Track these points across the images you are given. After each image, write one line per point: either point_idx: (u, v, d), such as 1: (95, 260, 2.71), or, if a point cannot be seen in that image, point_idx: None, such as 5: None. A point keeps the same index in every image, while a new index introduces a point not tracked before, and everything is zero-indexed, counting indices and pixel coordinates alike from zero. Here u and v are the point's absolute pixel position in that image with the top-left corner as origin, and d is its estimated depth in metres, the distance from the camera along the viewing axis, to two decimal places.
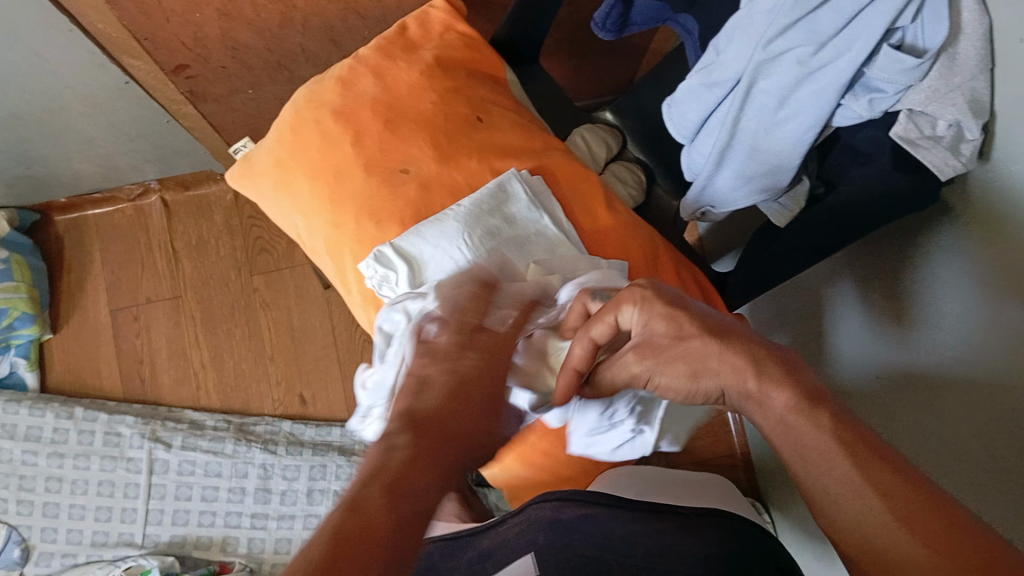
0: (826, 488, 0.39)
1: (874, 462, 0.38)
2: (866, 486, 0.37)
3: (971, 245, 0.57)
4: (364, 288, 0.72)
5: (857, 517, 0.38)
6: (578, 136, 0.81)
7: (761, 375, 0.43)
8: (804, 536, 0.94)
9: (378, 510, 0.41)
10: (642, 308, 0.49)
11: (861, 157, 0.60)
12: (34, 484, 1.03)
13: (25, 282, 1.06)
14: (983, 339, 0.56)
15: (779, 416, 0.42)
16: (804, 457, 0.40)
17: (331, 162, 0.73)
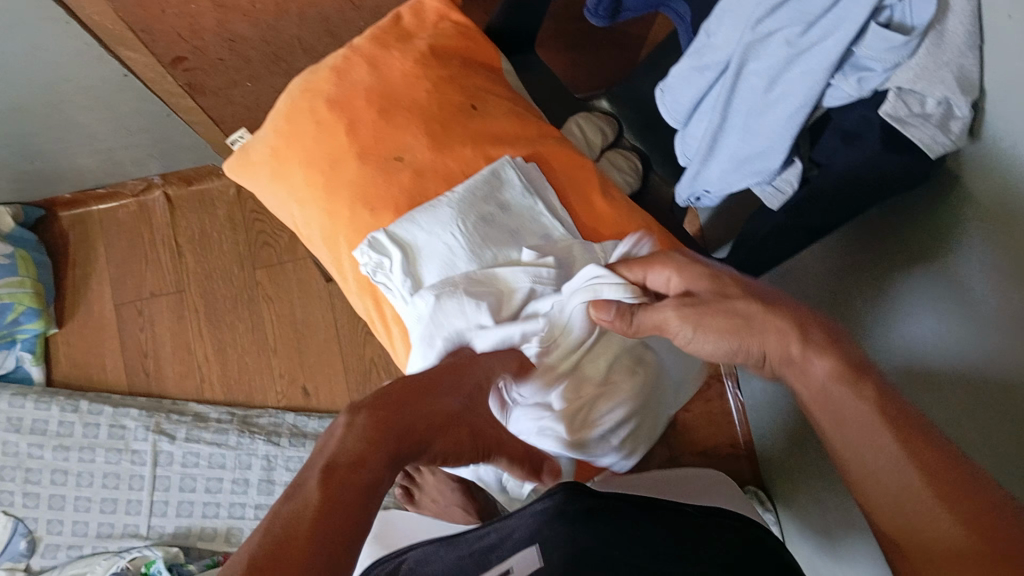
0: (858, 448, 0.40)
1: (922, 453, 0.38)
2: (905, 458, 0.38)
3: (978, 234, 0.56)
4: (359, 275, 0.73)
5: (885, 480, 0.38)
6: (573, 124, 0.81)
7: (805, 339, 0.45)
8: (807, 526, 0.94)
9: (316, 495, 0.38)
10: (675, 272, 0.56)
11: (851, 137, 0.59)
12: (40, 477, 1.04)
13: (31, 277, 1.07)
14: (982, 335, 0.55)
15: (820, 388, 0.43)
16: (845, 428, 0.41)
17: (325, 151, 0.73)
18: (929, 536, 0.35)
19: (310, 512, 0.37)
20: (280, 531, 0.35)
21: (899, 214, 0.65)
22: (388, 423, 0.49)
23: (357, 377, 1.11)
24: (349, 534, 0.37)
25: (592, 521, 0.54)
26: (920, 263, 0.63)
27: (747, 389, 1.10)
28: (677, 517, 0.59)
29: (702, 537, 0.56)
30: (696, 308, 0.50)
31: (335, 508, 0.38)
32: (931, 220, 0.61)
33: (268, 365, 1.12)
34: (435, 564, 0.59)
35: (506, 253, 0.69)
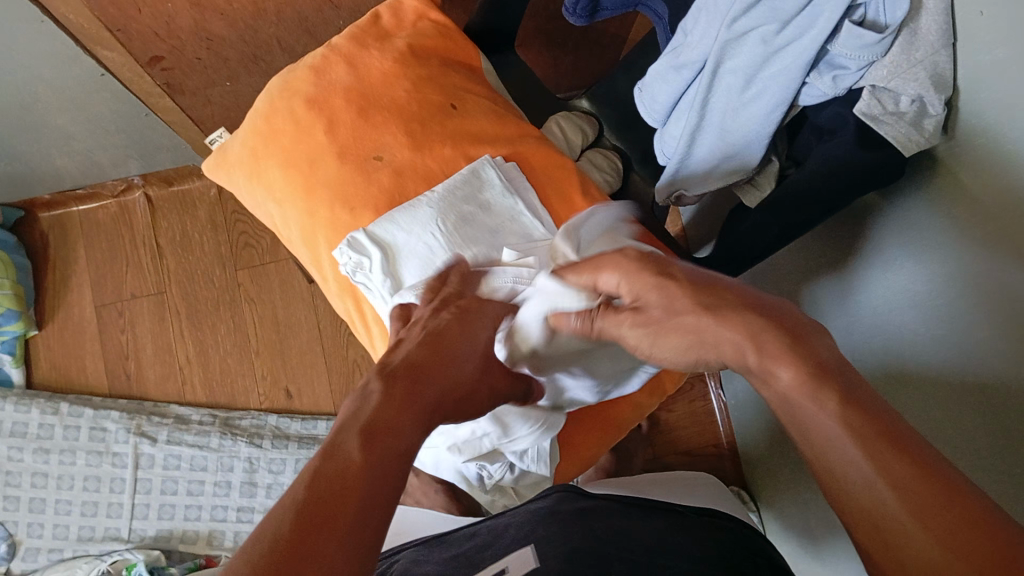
0: (825, 458, 0.35)
1: (889, 452, 0.33)
2: (872, 470, 0.33)
3: (955, 233, 0.56)
4: (338, 276, 0.72)
5: (856, 485, 0.33)
6: (554, 123, 0.81)
7: (764, 353, 0.40)
8: (791, 525, 0.94)
9: (356, 457, 0.39)
10: (621, 274, 0.50)
11: (827, 134, 0.60)
12: (20, 480, 1.04)
13: (10, 279, 1.06)
14: (961, 335, 0.55)
15: (784, 393, 0.38)
16: (807, 433, 0.36)
17: (304, 150, 0.73)
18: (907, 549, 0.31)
19: (337, 479, 0.37)
20: (313, 498, 0.36)
21: (878, 214, 0.65)
22: (416, 381, 0.48)
23: (340, 378, 1.11)
24: (380, 513, 0.37)
25: (579, 521, 0.57)
26: (899, 262, 0.63)
27: (730, 388, 1.11)
28: (668, 516, 0.61)
29: (693, 529, 0.58)
30: (643, 316, 0.48)
31: (369, 480, 0.38)
32: (909, 219, 0.61)
33: (250, 367, 1.11)
34: (430, 558, 0.62)
35: (486, 252, 0.69)
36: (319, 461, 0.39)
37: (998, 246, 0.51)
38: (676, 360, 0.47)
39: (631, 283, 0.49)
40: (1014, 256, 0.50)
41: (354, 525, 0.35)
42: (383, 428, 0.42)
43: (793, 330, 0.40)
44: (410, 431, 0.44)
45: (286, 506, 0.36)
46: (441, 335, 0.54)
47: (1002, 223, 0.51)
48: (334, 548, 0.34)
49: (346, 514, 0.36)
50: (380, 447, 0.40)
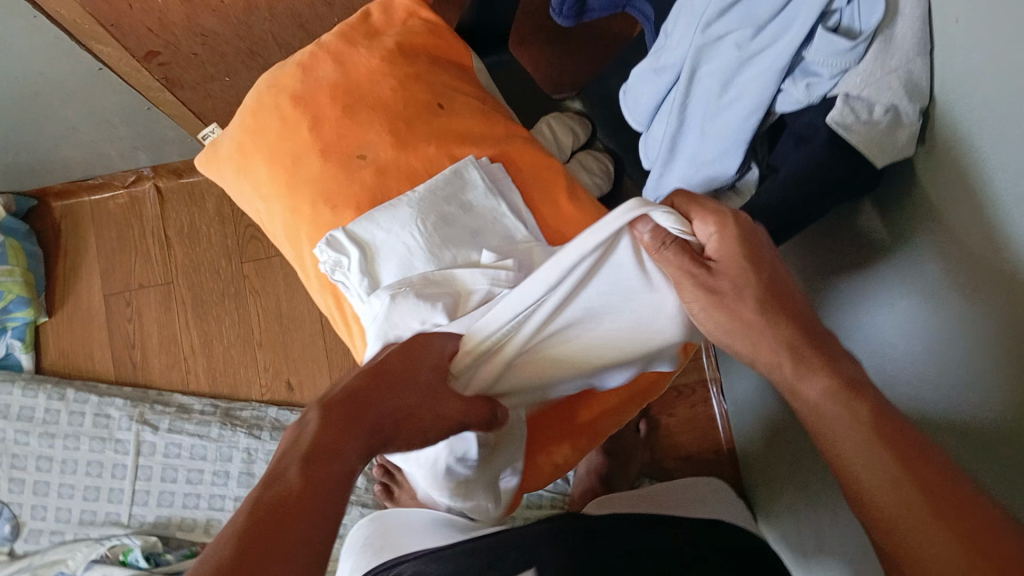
0: (851, 461, 0.41)
1: (903, 452, 0.40)
2: (901, 475, 0.39)
3: (927, 270, 0.54)
4: (319, 274, 0.73)
5: (882, 492, 0.39)
6: (545, 125, 0.81)
7: (800, 363, 0.46)
8: (786, 537, 0.92)
9: (297, 481, 0.42)
10: (721, 233, 0.51)
11: (802, 142, 0.58)
12: (25, 463, 1.06)
13: (21, 266, 1.08)
14: (941, 378, 0.52)
15: (815, 402, 0.45)
16: (847, 450, 0.42)
17: (289, 147, 0.73)
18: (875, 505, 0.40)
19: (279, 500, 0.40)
20: (257, 523, 0.38)
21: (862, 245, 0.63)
22: (359, 408, 0.49)
23: (341, 372, 1.11)
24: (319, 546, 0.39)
25: (591, 538, 0.55)
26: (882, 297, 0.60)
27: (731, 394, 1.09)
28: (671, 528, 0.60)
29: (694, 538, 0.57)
30: (713, 286, 0.51)
31: (308, 515, 0.40)
32: (887, 256, 0.59)
33: (253, 358, 1.13)
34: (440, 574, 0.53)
35: (465, 254, 0.69)
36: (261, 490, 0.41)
37: (965, 286, 0.49)
38: (715, 336, 0.52)
39: (727, 249, 0.51)
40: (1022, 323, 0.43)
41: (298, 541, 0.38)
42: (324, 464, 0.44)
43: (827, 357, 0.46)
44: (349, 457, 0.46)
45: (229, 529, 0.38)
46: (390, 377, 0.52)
47: (996, 269, 0.46)
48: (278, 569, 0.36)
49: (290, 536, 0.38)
50: (321, 478, 0.43)
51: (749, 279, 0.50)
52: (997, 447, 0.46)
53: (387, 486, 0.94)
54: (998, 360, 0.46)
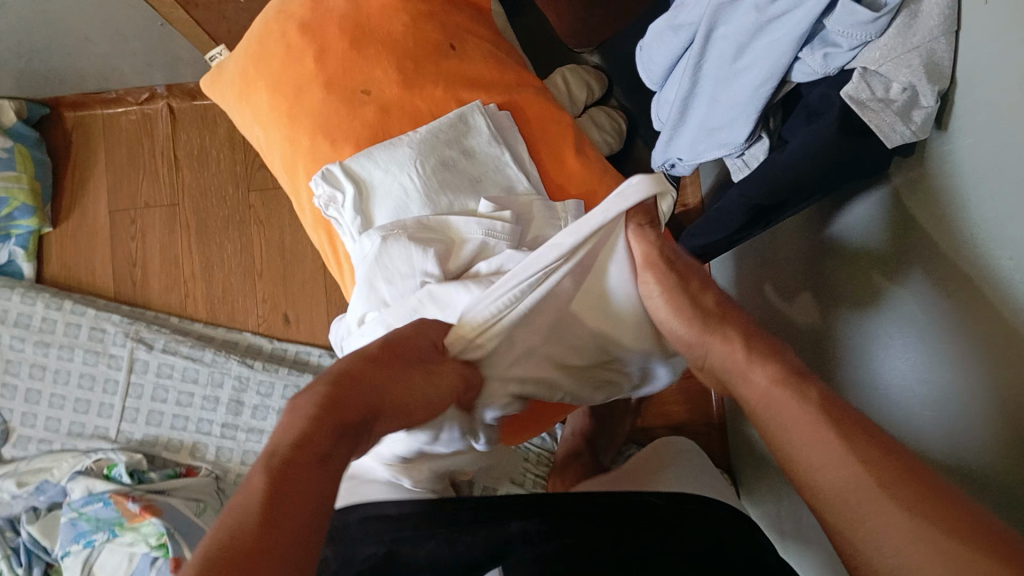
0: (806, 450, 0.43)
1: (850, 430, 0.42)
2: (846, 452, 0.41)
3: (909, 300, 0.56)
4: (314, 208, 0.72)
5: (826, 470, 0.41)
6: (559, 77, 0.78)
7: (753, 354, 0.50)
8: (767, 519, 0.91)
9: (260, 492, 0.37)
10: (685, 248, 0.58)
11: (815, 116, 0.55)
12: (19, 369, 1.07)
13: (27, 175, 1.08)
14: (929, 408, 0.54)
15: (764, 388, 0.48)
16: (792, 431, 0.44)
17: (292, 75, 0.72)
18: (821, 479, 0.41)
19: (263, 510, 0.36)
20: (232, 548, 0.34)
21: (845, 269, 0.65)
22: (342, 405, 0.46)
23: (339, 312, 1.11)
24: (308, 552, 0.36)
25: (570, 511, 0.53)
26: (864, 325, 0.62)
27: None
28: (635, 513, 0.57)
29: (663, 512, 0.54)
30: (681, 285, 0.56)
31: (287, 523, 0.36)
32: (874, 279, 0.61)
33: (252, 288, 1.12)
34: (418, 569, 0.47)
35: (463, 201, 0.68)
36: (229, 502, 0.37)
37: (945, 314, 0.51)
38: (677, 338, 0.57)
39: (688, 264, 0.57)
40: (1002, 349, 0.46)
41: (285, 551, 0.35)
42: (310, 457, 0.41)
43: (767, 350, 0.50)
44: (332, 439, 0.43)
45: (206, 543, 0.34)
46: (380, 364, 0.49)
47: (975, 291, 0.48)
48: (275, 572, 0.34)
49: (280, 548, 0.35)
50: (304, 487, 0.39)
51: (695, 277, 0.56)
52: (994, 471, 0.47)
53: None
54: (985, 390, 0.48)
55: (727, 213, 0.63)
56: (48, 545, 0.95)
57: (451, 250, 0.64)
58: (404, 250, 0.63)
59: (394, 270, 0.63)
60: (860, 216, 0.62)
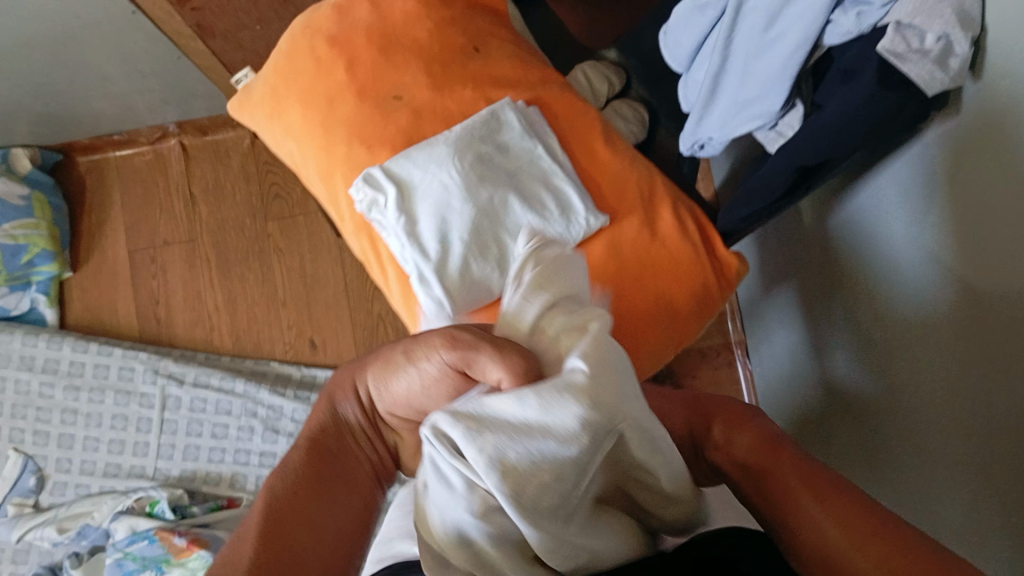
0: (788, 526, 0.36)
1: (832, 499, 0.36)
2: (828, 525, 0.35)
3: (937, 299, 0.58)
4: (355, 214, 0.73)
5: (815, 540, 0.35)
6: (579, 72, 0.80)
7: (728, 421, 0.42)
8: None
9: None
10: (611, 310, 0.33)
11: (850, 75, 0.57)
12: (50, 416, 1.07)
13: (46, 221, 1.09)
14: (951, 394, 0.57)
15: (742, 461, 0.40)
16: (772, 509, 0.37)
17: (324, 85, 0.73)
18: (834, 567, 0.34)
19: (267, 516, 0.39)
20: None
21: (884, 279, 0.66)
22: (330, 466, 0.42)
23: (365, 332, 1.11)
24: None
25: None
26: (896, 316, 0.64)
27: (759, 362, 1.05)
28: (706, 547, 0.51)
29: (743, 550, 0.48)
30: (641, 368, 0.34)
31: None
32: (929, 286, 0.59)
33: (277, 316, 1.12)
34: None
35: (502, 194, 0.70)
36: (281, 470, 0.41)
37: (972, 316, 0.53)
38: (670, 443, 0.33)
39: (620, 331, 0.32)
40: None
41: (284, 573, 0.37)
42: (325, 473, 0.42)
43: (732, 420, 0.42)
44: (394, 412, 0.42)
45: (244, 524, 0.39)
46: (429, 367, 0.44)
47: None
48: None
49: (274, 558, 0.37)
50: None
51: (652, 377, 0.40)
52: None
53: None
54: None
55: (767, 183, 0.64)
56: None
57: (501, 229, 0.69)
58: (451, 235, 0.69)
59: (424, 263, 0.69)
60: (893, 208, 0.64)
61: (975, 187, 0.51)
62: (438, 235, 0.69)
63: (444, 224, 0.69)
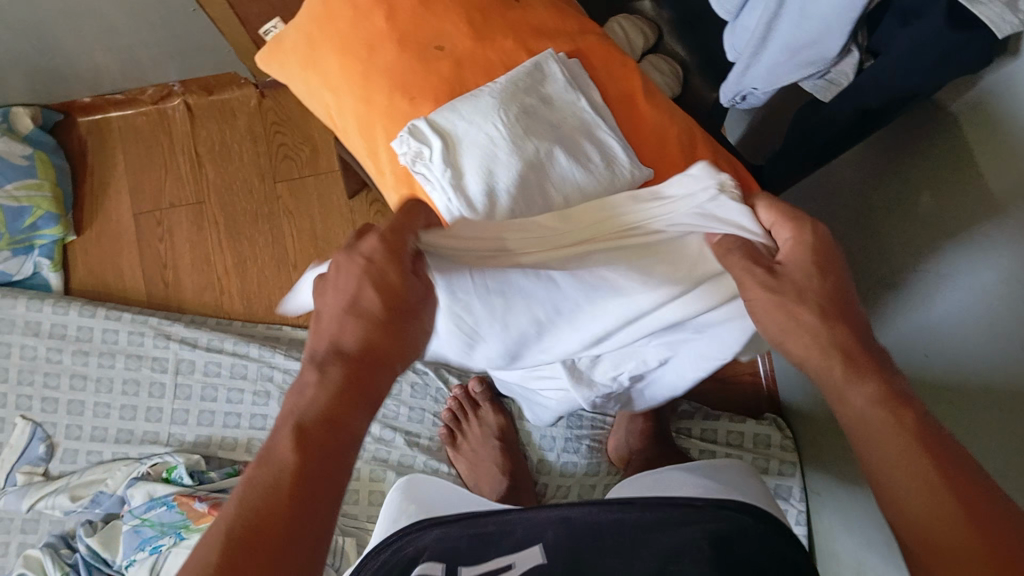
0: (891, 476, 0.39)
1: (947, 464, 0.38)
2: (939, 487, 0.37)
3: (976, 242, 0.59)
4: (395, 168, 0.72)
5: (911, 499, 0.38)
6: (615, 24, 0.84)
7: (852, 364, 0.43)
8: (828, 481, 0.87)
9: (277, 522, 0.38)
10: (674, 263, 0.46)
11: (912, 18, 0.56)
12: (59, 382, 1.04)
13: (49, 181, 1.07)
14: (988, 334, 0.57)
15: (859, 410, 0.42)
16: (881, 454, 0.40)
17: (363, 35, 0.73)
18: (902, 510, 0.38)
19: (290, 499, 0.38)
20: None
21: (896, 233, 0.70)
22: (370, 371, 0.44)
23: None
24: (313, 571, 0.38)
25: (589, 533, 0.54)
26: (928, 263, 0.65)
27: None
28: (680, 515, 0.55)
29: (702, 523, 0.53)
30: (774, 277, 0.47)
31: None
32: (950, 236, 0.61)
33: (287, 279, 1.11)
34: (454, 556, 0.54)
35: (548, 147, 0.66)
36: (257, 474, 0.39)
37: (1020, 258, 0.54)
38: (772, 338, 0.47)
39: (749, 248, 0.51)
40: None
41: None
42: (329, 442, 0.41)
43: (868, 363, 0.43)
44: (354, 425, 0.43)
45: (216, 533, 0.37)
46: (379, 347, 0.45)
47: None
48: (323, 506, 0.39)
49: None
50: (343, 459, 0.42)
51: (812, 283, 0.46)
52: None
53: (451, 431, 0.97)
54: None
55: (832, 120, 0.65)
56: (109, 557, 0.90)
57: (550, 174, 0.66)
58: (497, 168, 0.65)
59: (462, 187, 0.65)
60: (920, 159, 0.65)
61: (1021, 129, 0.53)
62: (481, 168, 0.65)
63: (492, 156, 0.65)
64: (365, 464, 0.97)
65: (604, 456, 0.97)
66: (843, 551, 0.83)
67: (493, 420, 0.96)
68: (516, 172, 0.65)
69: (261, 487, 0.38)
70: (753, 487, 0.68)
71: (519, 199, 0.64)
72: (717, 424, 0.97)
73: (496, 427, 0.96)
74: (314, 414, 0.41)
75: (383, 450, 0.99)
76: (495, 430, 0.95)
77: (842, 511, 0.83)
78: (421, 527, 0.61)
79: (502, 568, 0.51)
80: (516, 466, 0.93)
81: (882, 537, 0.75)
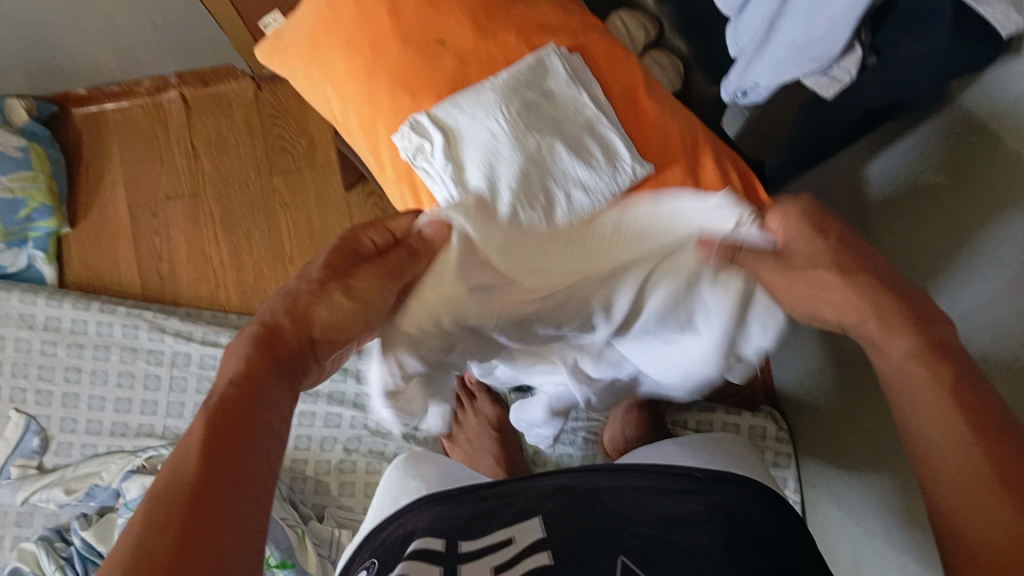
0: (920, 425, 0.40)
1: (975, 411, 0.38)
2: (962, 431, 0.38)
3: (979, 240, 0.59)
4: (398, 161, 0.72)
5: (935, 443, 0.38)
6: (616, 19, 0.85)
7: (883, 322, 0.45)
8: (823, 473, 0.88)
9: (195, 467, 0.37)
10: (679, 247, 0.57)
11: (917, 18, 0.56)
12: (53, 375, 1.04)
13: (44, 173, 1.07)
14: (987, 331, 0.58)
15: (897, 362, 0.43)
16: (911, 404, 0.41)
17: (366, 29, 0.74)
18: (930, 456, 0.39)
19: (207, 448, 0.38)
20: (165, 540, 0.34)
21: (896, 230, 0.70)
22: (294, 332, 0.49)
23: None
24: (239, 516, 0.37)
25: (592, 500, 0.55)
26: (930, 259, 0.66)
27: None
28: (679, 485, 0.57)
29: (702, 497, 0.55)
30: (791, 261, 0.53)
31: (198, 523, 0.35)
32: (953, 237, 0.62)
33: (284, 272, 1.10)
34: (458, 530, 0.55)
35: (549, 142, 0.67)
36: (176, 443, 0.39)
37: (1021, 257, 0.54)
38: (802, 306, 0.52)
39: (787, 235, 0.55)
40: None
41: (219, 544, 0.35)
42: (246, 402, 0.42)
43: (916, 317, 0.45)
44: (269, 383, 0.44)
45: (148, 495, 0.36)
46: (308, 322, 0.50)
47: None
48: (244, 455, 0.39)
49: (212, 528, 0.35)
50: (268, 415, 0.42)
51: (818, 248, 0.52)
52: None
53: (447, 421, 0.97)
54: None
55: (835, 118, 0.66)
56: (104, 551, 0.89)
57: (552, 169, 0.66)
58: (501, 157, 0.65)
59: (462, 175, 0.65)
60: (922, 157, 0.66)
61: (1017, 130, 0.54)
62: (485, 158, 0.65)
63: (497, 147, 0.65)
64: (363, 457, 0.98)
65: (599, 448, 0.98)
66: (837, 542, 0.84)
67: (488, 411, 0.96)
68: (518, 163, 0.65)
69: (182, 448, 0.39)
70: (747, 457, 0.70)
71: (524, 192, 0.63)
72: (712, 416, 0.98)
73: (493, 417, 0.96)
74: (225, 382, 0.43)
75: (381, 442, 0.99)
76: (491, 421, 0.96)
77: (837, 503, 0.84)
78: (420, 502, 0.62)
79: (506, 538, 0.52)
80: (512, 456, 0.94)
81: (878, 529, 0.76)
